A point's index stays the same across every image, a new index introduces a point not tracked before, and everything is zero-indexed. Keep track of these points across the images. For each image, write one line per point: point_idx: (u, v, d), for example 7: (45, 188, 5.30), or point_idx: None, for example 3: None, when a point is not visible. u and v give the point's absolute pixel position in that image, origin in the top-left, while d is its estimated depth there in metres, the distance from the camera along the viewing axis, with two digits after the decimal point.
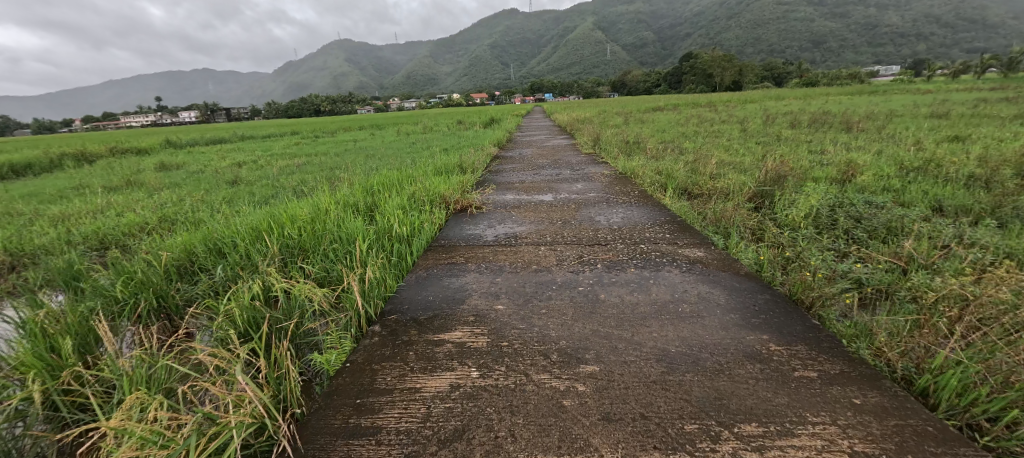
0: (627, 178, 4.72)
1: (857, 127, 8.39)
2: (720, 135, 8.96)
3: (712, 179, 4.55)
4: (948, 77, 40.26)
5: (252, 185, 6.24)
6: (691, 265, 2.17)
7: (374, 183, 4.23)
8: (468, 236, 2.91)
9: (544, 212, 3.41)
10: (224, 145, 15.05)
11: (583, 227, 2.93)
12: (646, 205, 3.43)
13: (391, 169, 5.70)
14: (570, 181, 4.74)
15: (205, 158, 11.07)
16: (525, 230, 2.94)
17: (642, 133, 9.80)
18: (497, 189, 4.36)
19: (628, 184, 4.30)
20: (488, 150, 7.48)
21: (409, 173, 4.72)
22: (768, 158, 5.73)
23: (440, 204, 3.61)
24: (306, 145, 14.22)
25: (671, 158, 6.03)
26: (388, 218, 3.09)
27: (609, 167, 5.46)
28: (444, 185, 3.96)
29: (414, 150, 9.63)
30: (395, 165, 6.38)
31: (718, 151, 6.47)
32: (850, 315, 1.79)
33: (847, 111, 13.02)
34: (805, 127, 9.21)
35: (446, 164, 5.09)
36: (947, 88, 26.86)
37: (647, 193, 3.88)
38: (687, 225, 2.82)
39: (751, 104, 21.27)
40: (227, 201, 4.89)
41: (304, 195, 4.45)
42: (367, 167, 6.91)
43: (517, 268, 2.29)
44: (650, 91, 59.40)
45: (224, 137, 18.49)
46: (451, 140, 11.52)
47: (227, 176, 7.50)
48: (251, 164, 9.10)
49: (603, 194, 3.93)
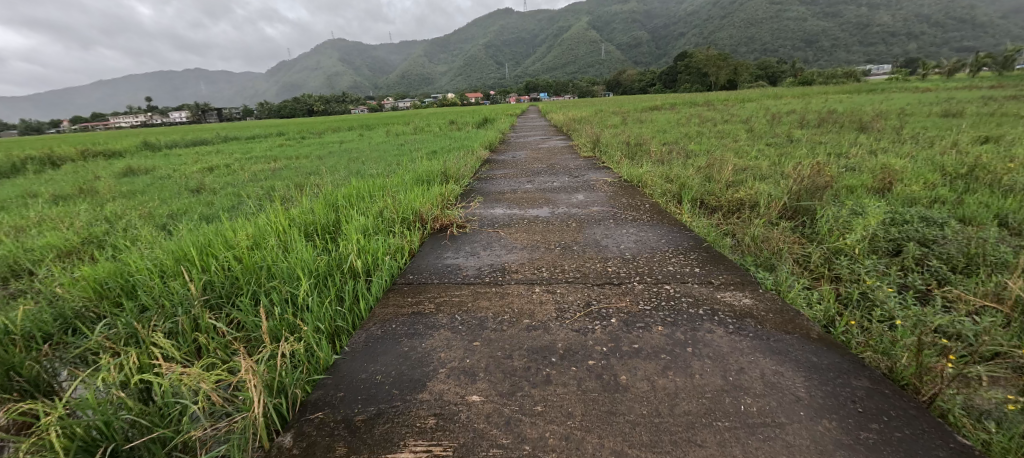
0: (633, 187, 4.14)
1: (874, 127, 7.84)
2: (728, 136, 8.40)
3: (732, 189, 3.99)
4: (943, 75, 40.15)
5: (216, 195, 5.60)
6: (739, 320, 1.59)
7: (340, 195, 3.61)
8: (444, 269, 2.32)
9: (540, 233, 2.84)
10: (204, 147, 14.33)
11: (588, 257, 2.34)
12: (662, 224, 2.86)
13: (369, 177, 5.08)
14: (569, 190, 4.15)
15: (178, 162, 10.38)
16: (515, 260, 2.35)
17: (643, 134, 9.28)
18: (484, 202, 3.77)
19: (637, 196, 3.72)
20: (479, 153, 6.87)
21: (384, 183, 4.10)
22: (789, 163, 5.17)
23: (416, 223, 3.03)
24: (290, 147, 13.52)
25: (681, 163, 5.46)
26: (346, 244, 2.50)
27: (612, 173, 4.89)
28: (420, 199, 3.36)
29: (401, 154, 9.01)
30: (375, 171, 5.75)
31: (730, 155, 5.91)
32: (985, 410, 1.23)
33: (853, 110, 12.58)
34: (816, 128, 8.69)
35: (427, 171, 4.49)
36: (948, 87, 26.54)
37: (661, 208, 3.30)
38: (717, 255, 2.25)
39: (750, 103, 20.79)
40: (176, 216, 4.26)
41: (262, 210, 3.82)
42: (345, 173, 6.29)
43: (502, 322, 1.70)
44: (645, 90, 59.13)
45: (206, 138, 17.77)
46: (442, 142, 10.89)
47: (193, 183, 6.82)
48: (225, 169, 8.43)
49: (608, 208, 3.37)
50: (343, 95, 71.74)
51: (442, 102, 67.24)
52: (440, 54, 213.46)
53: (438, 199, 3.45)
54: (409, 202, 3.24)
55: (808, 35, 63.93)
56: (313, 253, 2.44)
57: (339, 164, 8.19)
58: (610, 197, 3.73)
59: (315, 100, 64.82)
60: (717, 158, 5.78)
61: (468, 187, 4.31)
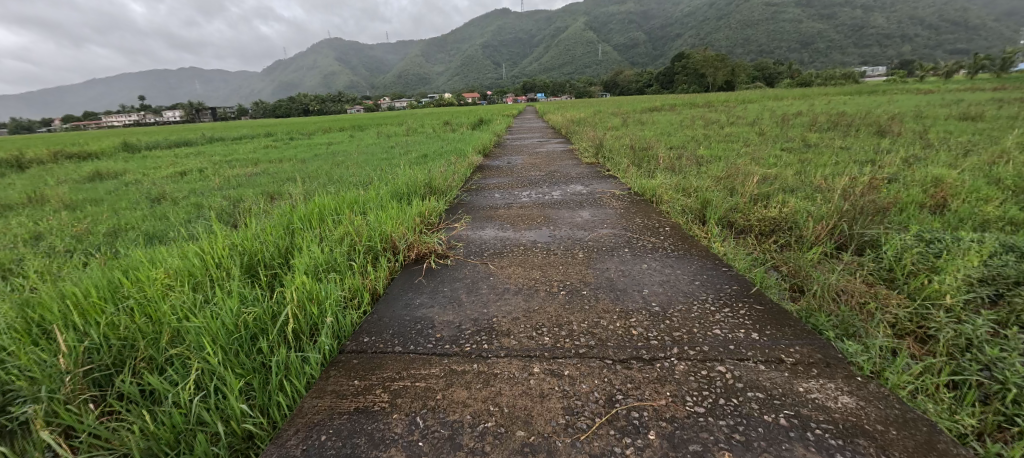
0: (646, 203, 3.57)
1: (894, 132, 7.29)
2: (737, 140, 7.86)
3: (762, 207, 3.44)
4: (940, 78, 40.09)
5: (175, 207, 4.99)
6: (846, 441, 1.05)
7: (299, 214, 3.01)
8: (412, 324, 1.76)
9: (539, 267, 2.28)
10: (186, 149, 13.68)
11: (604, 310, 1.77)
12: (691, 257, 2.29)
13: (346, 188, 4.50)
14: (571, 205, 3.58)
15: (152, 165, 9.75)
16: (507, 313, 1.78)
17: (646, 137, 8.77)
18: (473, 222, 3.19)
19: (652, 214, 3.14)
20: (470, 159, 6.28)
21: (355, 196, 3.51)
22: (817, 172, 4.60)
23: (387, 253, 2.46)
24: (275, 149, 12.90)
25: (694, 173, 4.93)
26: (288, 290, 1.94)
27: (619, 184, 4.33)
28: (392, 220, 2.77)
29: (389, 158, 8.43)
30: (355, 180, 5.18)
31: (746, 163, 5.36)
32: None
33: (862, 112, 12.12)
34: (830, 132, 8.14)
35: (408, 181, 3.90)
36: (947, 89, 26.37)
37: (684, 233, 2.74)
38: (775, 309, 1.70)
39: (751, 105, 20.35)
40: (116, 236, 3.67)
41: (210, 231, 3.24)
42: (323, 182, 5.69)
43: (486, 436, 1.14)
44: (642, 91, 58.95)
45: (190, 139, 17.09)
46: (433, 145, 10.29)
47: (157, 190, 6.21)
48: (197, 174, 7.82)
49: (619, 230, 2.82)
50: (339, 94, 71.01)
51: (438, 102, 66.72)
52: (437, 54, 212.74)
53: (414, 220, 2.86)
54: (376, 224, 2.66)
55: (804, 37, 63.87)
56: (241, 305, 1.86)
57: (319, 169, 7.58)
58: (621, 216, 3.15)
59: (308, 100, 63.91)
60: (734, 166, 5.21)
61: (453, 202, 3.72)
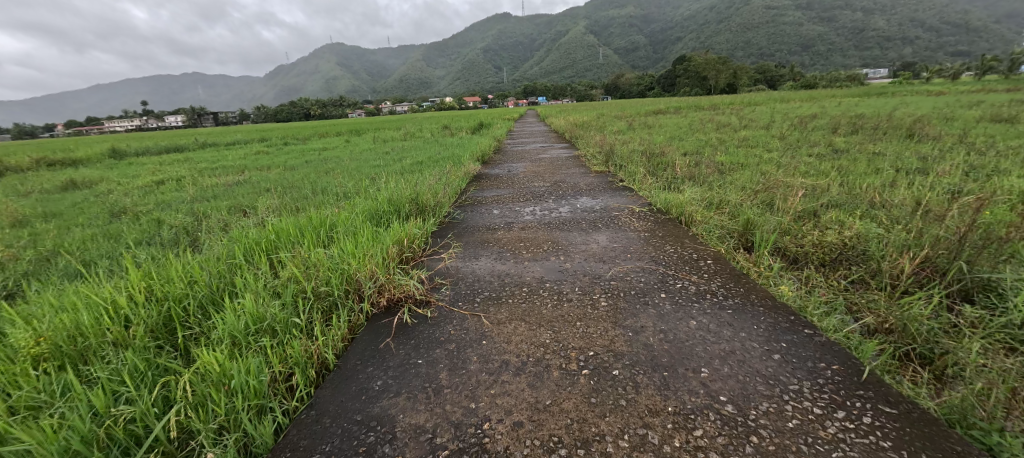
0: (674, 223, 2.97)
1: (930, 136, 6.69)
2: (756, 144, 7.29)
3: (814, 230, 2.85)
4: (947, 79, 39.50)
5: (135, 224, 4.45)
6: None
7: (248, 241, 2.42)
8: (362, 432, 1.18)
9: (548, 323, 1.69)
10: (175, 154, 13.19)
11: (650, 410, 1.18)
12: (754, 309, 1.69)
13: (325, 204, 3.92)
14: (583, 226, 2.98)
15: (131, 173, 9.18)
16: (503, 416, 1.20)
17: (657, 142, 8.21)
18: (464, 251, 2.62)
19: (686, 241, 2.54)
20: (467, 167, 5.72)
21: (324, 216, 2.92)
22: (862, 184, 4.02)
23: (350, 301, 1.89)
24: (267, 155, 12.35)
25: (720, 184, 4.34)
26: (193, 370, 1.36)
27: (638, 199, 3.74)
28: (359, 250, 2.18)
29: (381, 166, 7.87)
30: (337, 195, 4.62)
31: (776, 173, 4.77)
32: None
33: (882, 114, 11.52)
34: (856, 135, 7.55)
35: (390, 195, 3.31)
36: (957, 90, 25.81)
37: (733, 268, 2.15)
38: (912, 415, 1.12)
39: (759, 108, 19.76)
40: (45, 263, 3.12)
41: (146, 262, 2.66)
42: (303, 194, 5.13)
43: None
44: (643, 95, 58.46)
45: (181, 144, 16.55)
46: (430, 150, 9.73)
47: (123, 202, 5.64)
48: (174, 184, 7.26)
49: (647, 264, 2.24)
50: (339, 98, 70.71)
51: (439, 106, 66.34)
52: (437, 58, 213.19)
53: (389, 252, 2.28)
54: (338, 258, 2.07)
55: (808, 39, 63.39)
56: (118, 398, 1.29)
57: (305, 178, 7.03)
58: (648, 242, 2.55)
59: (308, 104, 63.65)
60: (763, 177, 4.63)
61: (442, 223, 3.14)
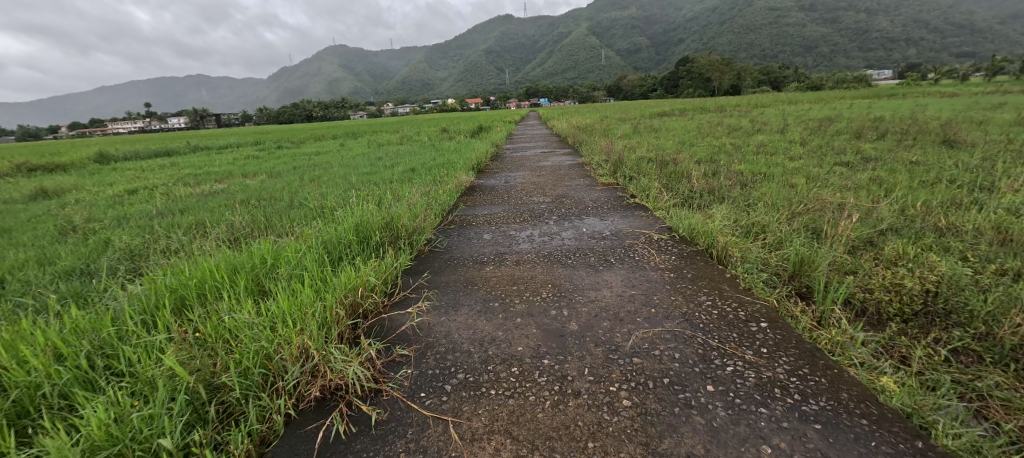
0: (704, 257, 2.40)
1: (966, 143, 6.14)
2: (774, 151, 6.75)
3: (879, 267, 2.29)
4: (956, 80, 38.75)
5: (79, 245, 3.91)
6: None
7: (160, 287, 1.88)
8: None
9: (545, 444, 1.14)
10: (162, 159, 12.71)
11: None
12: (855, 424, 1.13)
13: (291, 230, 3.39)
14: (591, 261, 2.42)
15: (108, 180, 8.68)
16: None
17: (666, 148, 7.67)
18: (441, 299, 2.06)
19: (725, 288, 1.97)
20: (459, 177, 5.20)
21: (271, 248, 2.37)
22: (915, 202, 3.46)
23: (267, 394, 1.33)
24: (256, 160, 11.84)
25: (747, 202, 3.78)
26: None
27: (655, 220, 3.18)
28: (293, 310, 1.63)
29: (371, 174, 7.35)
30: (311, 214, 4.08)
31: (808, 188, 4.21)
32: None
33: (902, 117, 10.96)
34: (882, 141, 6.97)
35: (357, 218, 2.75)
36: (969, 91, 25.15)
37: (797, 334, 1.59)
38: None
39: (768, 110, 19.17)
40: None
41: (47, 314, 2.12)
42: (277, 212, 4.59)
43: None
44: (646, 96, 57.91)
45: (171, 147, 16.06)
46: (424, 156, 9.19)
47: (82, 215, 5.11)
48: (147, 193, 6.74)
49: (680, 326, 1.68)
50: (340, 100, 70.52)
51: (441, 108, 65.90)
52: (440, 60, 213.31)
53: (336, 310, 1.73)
54: (261, 323, 1.52)
55: (812, 39, 62.69)
56: None
57: (288, 188, 6.51)
58: (675, 289, 1.99)
59: (310, 106, 63.49)
60: (794, 193, 4.07)
61: (417, 258, 2.59)
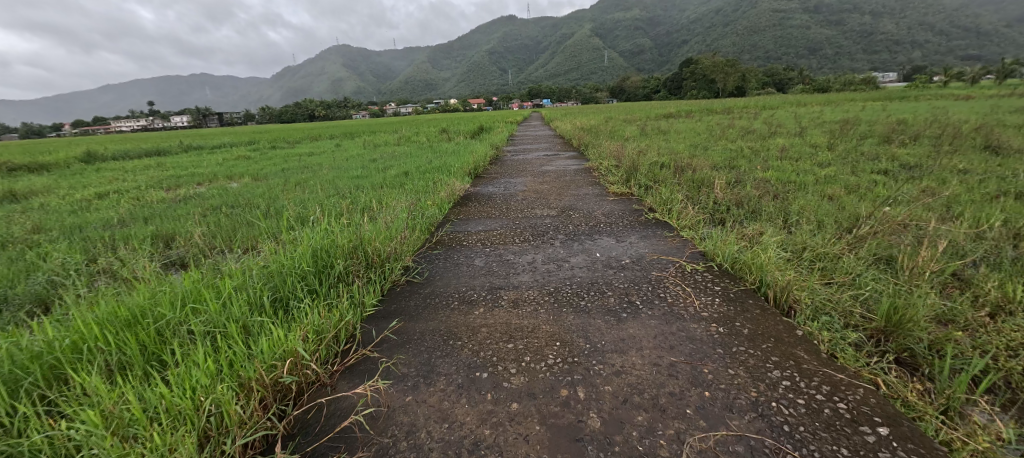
0: (755, 299, 1.85)
1: (1010, 149, 5.60)
2: (797, 157, 6.21)
3: (990, 319, 1.74)
4: (966, 83, 38.11)
5: (9, 262, 3.38)
6: None
7: (8, 355, 1.33)
8: None
9: None
10: (148, 159, 12.22)
11: None
12: None
13: (248, 253, 2.86)
14: (608, 304, 1.87)
15: (83, 182, 8.16)
16: None
17: (677, 152, 7.14)
18: (410, 364, 1.51)
19: (804, 357, 1.42)
20: (453, 183, 4.67)
21: (192, 285, 1.82)
22: (988, 221, 2.90)
23: None
24: (247, 161, 11.33)
25: (786, 221, 3.23)
26: None
27: (682, 242, 2.63)
28: (179, 407, 1.10)
29: (360, 178, 6.83)
30: (278, 229, 3.54)
31: (851, 201, 3.66)
32: None
33: (925, 120, 10.38)
34: (915, 146, 6.42)
35: (313, 241, 2.20)
36: (983, 94, 24.49)
37: (942, 452, 1.04)
38: None
39: (777, 111, 18.62)
40: None
41: None
42: (245, 223, 4.06)
43: None
44: (650, 98, 57.31)
45: (162, 147, 15.62)
46: (420, 159, 8.66)
47: (31, 223, 4.59)
48: (116, 198, 6.23)
49: (751, 428, 1.13)
50: (342, 99, 70.16)
51: (444, 108, 65.51)
52: (442, 60, 213.26)
53: (247, 401, 1.20)
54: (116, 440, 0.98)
55: (818, 41, 61.99)
56: None
57: (268, 193, 5.99)
58: (732, 356, 1.44)
59: (310, 105, 63.11)
60: (837, 207, 3.51)
61: (387, 297, 2.04)
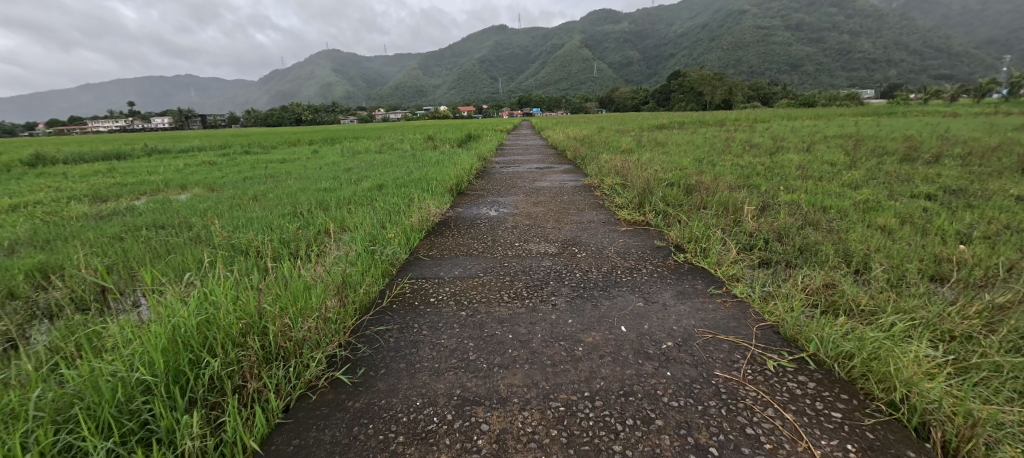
0: (916, 448, 1.08)
1: None
2: (817, 176, 5.58)
3: None
4: (945, 100, 38.95)
5: None
6: None
7: None
8: None
9: None
10: (100, 163, 11.11)
11: None
12: None
13: (130, 312, 2.02)
14: (665, 454, 1.08)
15: (8, 190, 7.09)
16: None
17: (683, 167, 6.48)
18: None
19: None
20: (428, 204, 3.88)
21: None
22: None
23: None
24: (210, 168, 10.33)
25: (853, 266, 2.51)
26: None
27: (737, 308, 1.87)
28: None
29: (326, 191, 5.97)
30: (192, 267, 2.69)
31: (916, 237, 2.98)
32: None
33: (931, 136, 9.96)
34: (943, 166, 5.85)
35: (172, 321, 1.36)
36: (967, 111, 24.69)
37: None
38: None
39: (770, 124, 18.30)
40: None
41: None
42: (162, 253, 3.20)
43: None
44: (639, 109, 57.48)
45: (123, 150, 14.46)
46: (399, 169, 7.84)
47: None
48: (30, 211, 5.24)
49: None
50: (329, 104, 68.91)
51: (432, 115, 64.90)
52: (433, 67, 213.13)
53: None
54: None
55: (802, 57, 63.32)
56: None
57: (212, 208, 5.09)
58: None
59: (295, 109, 61.60)
60: (904, 245, 2.83)
61: (287, 429, 1.23)
